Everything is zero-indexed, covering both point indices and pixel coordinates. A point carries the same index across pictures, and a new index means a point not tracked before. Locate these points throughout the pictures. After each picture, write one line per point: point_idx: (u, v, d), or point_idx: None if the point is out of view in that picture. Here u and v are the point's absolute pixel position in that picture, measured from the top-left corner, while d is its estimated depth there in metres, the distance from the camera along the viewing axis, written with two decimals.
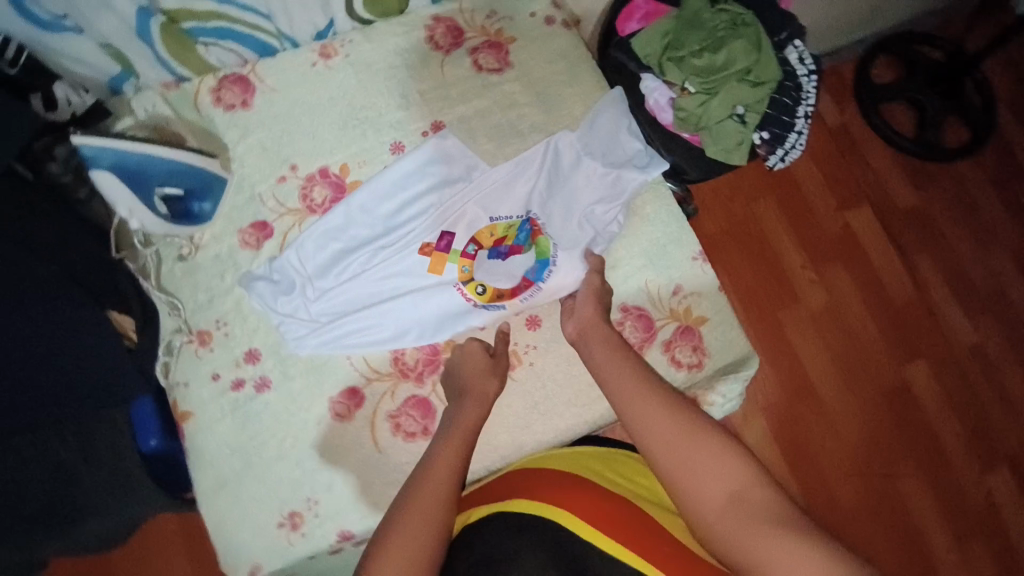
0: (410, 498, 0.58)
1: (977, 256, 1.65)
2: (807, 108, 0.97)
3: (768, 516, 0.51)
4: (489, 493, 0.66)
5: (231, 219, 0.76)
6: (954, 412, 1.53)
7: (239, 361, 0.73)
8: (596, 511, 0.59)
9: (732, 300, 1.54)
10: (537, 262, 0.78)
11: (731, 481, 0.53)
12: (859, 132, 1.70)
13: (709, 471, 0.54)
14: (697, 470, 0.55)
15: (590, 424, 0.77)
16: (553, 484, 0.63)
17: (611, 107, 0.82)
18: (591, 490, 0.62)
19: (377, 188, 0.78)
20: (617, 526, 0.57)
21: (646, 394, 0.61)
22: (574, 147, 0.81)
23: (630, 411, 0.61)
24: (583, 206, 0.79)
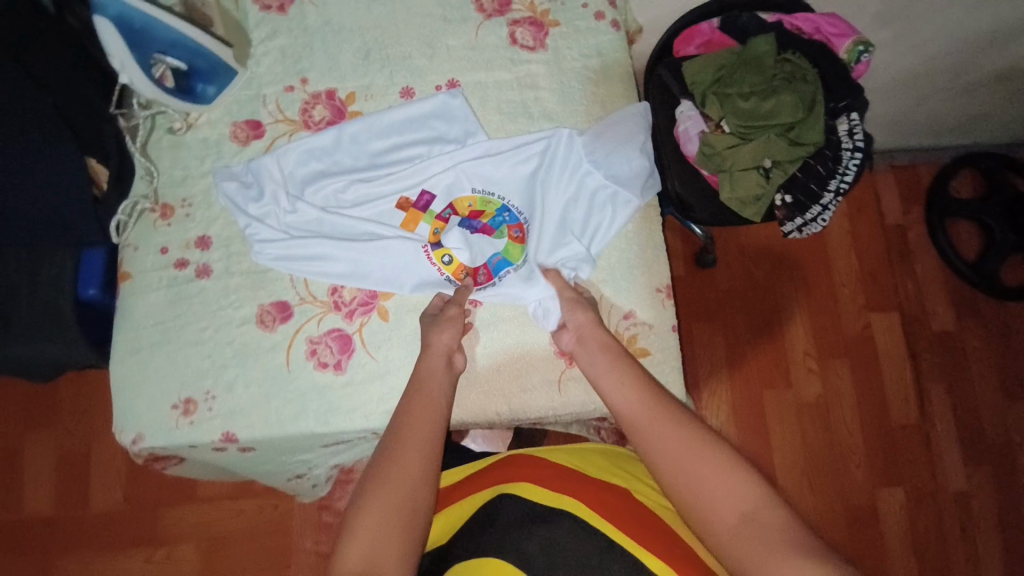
0: (405, 432, 0.60)
1: (998, 404, 1.53)
2: (841, 184, 0.90)
3: (785, 538, 0.49)
4: (495, 467, 0.67)
5: (231, 111, 0.78)
6: (916, 553, 1.42)
7: (190, 243, 0.75)
8: (599, 500, 0.59)
9: (720, 363, 1.48)
10: (501, 255, 0.77)
11: (744, 501, 0.52)
12: (915, 238, 1.60)
13: (719, 488, 0.53)
14: (704, 485, 0.54)
15: (503, 414, 0.74)
16: (555, 473, 0.64)
17: (629, 122, 0.78)
18: (592, 485, 0.62)
19: (373, 125, 0.78)
20: (623, 516, 0.58)
21: (655, 401, 0.61)
22: (577, 151, 0.78)
23: (634, 424, 0.60)
24: (566, 207, 0.77)
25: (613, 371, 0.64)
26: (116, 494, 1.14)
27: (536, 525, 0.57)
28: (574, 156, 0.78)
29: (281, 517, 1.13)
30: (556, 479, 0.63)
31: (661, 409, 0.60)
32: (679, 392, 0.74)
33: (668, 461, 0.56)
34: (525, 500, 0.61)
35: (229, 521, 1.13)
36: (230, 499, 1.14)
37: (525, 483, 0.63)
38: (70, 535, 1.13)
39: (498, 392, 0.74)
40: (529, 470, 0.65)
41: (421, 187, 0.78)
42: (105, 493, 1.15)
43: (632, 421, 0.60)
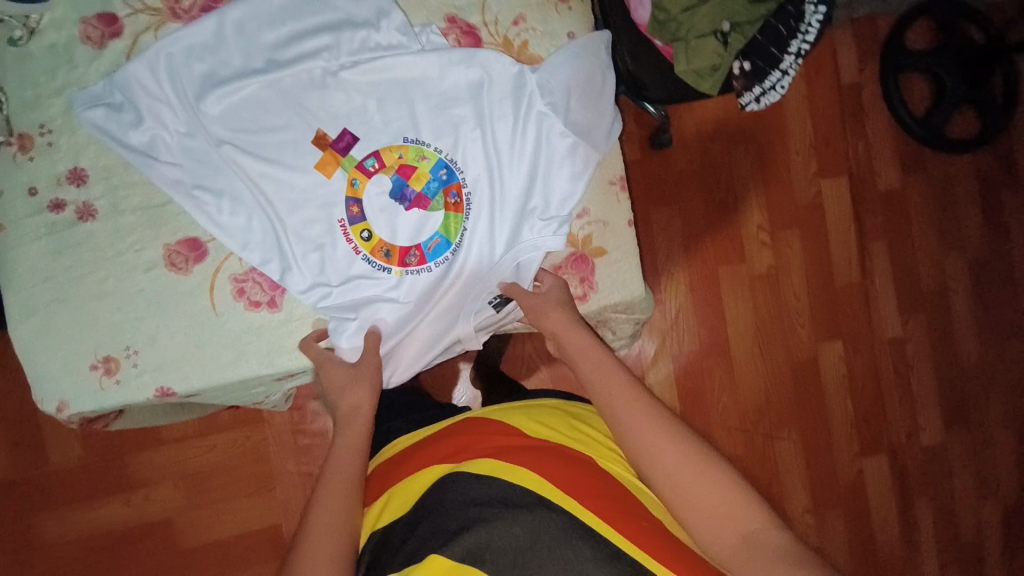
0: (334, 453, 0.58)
1: (934, 255, 1.62)
2: (802, 46, 0.83)
3: (776, 546, 0.49)
4: (451, 449, 0.62)
5: (73, 2, 0.62)
6: (852, 398, 1.57)
7: (61, 180, 0.63)
8: (562, 477, 0.56)
9: (678, 246, 1.49)
10: (438, 235, 0.67)
11: (743, 522, 0.51)
12: (868, 99, 1.57)
13: (718, 507, 0.52)
14: (697, 498, 0.52)
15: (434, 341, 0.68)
16: (510, 445, 0.60)
17: (580, 46, 0.67)
18: (556, 456, 0.59)
19: (261, 9, 0.63)
20: (590, 495, 0.55)
21: (647, 410, 0.57)
22: (525, 89, 0.67)
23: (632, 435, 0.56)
24: (505, 128, 0.67)
25: (597, 368, 0.60)
26: (75, 449, 1.10)
27: (499, 516, 0.53)
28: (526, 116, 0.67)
29: (257, 447, 1.13)
30: (518, 453, 0.59)
31: (648, 412, 0.57)
32: (637, 289, 0.72)
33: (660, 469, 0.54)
34: (484, 477, 0.57)
35: (202, 458, 1.12)
36: (201, 437, 1.12)
37: (481, 459, 0.58)
38: (35, 495, 1.10)
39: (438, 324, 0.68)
40: (484, 443, 0.61)
41: (337, 113, 0.65)
42: (64, 450, 1.10)
43: (621, 430, 0.56)
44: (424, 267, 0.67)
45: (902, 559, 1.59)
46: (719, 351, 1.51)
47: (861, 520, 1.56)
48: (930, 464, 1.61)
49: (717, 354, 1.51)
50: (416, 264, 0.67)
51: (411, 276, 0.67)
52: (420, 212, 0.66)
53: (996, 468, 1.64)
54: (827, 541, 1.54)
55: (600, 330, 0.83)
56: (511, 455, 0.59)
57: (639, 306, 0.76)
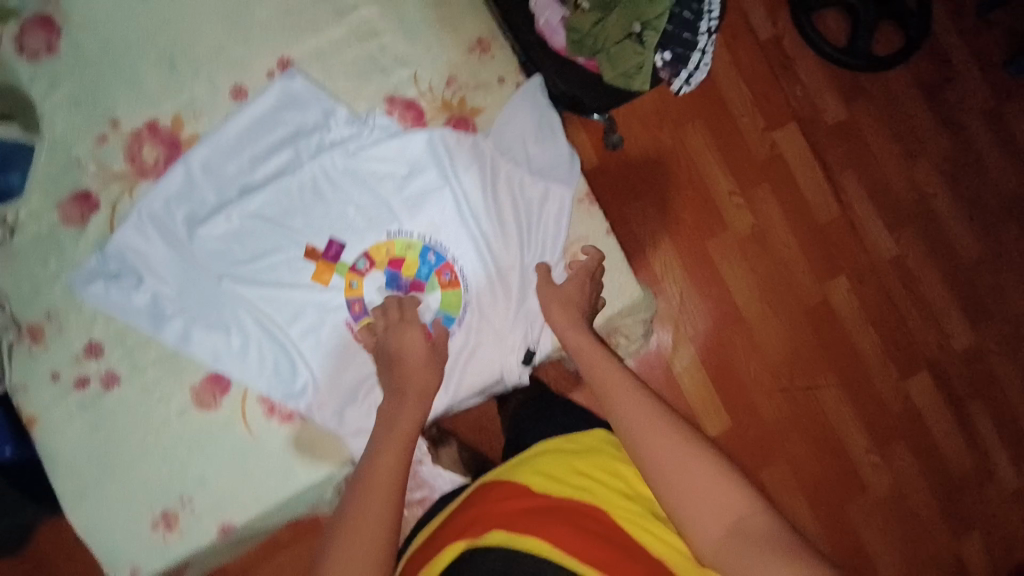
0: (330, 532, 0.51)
1: (903, 168, 1.66)
2: (710, 23, 0.89)
3: (766, 537, 0.49)
4: (457, 530, 0.58)
5: (48, 191, 0.66)
6: (874, 326, 1.58)
7: (79, 357, 0.65)
8: (580, 538, 0.52)
9: (663, 235, 1.53)
10: (442, 312, 0.71)
11: (728, 512, 0.51)
12: (790, 45, 1.65)
13: (709, 497, 0.51)
14: (686, 484, 0.52)
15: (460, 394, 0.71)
16: (520, 509, 0.57)
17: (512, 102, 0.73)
18: (565, 514, 0.55)
19: (219, 144, 0.67)
20: (605, 551, 0.51)
21: (649, 405, 0.57)
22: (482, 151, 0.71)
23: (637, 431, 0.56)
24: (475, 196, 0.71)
25: (595, 373, 0.61)
26: None
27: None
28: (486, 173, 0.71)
29: None
30: (527, 519, 0.55)
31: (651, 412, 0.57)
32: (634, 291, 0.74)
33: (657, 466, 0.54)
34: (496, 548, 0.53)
35: None
36: None
37: (491, 531, 0.55)
38: None
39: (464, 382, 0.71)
40: (494, 512, 0.57)
41: (317, 221, 0.69)
42: None
43: (625, 428, 0.57)
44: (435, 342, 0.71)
45: (976, 467, 1.58)
46: (734, 320, 1.53)
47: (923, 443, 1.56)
48: (971, 366, 1.61)
49: (734, 325, 1.53)
50: None
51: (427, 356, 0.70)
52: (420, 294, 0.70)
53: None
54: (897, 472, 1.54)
55: (615, 337, 0.84)
56: (520, 521, 0.55)
57: (641, 305, 0.78)
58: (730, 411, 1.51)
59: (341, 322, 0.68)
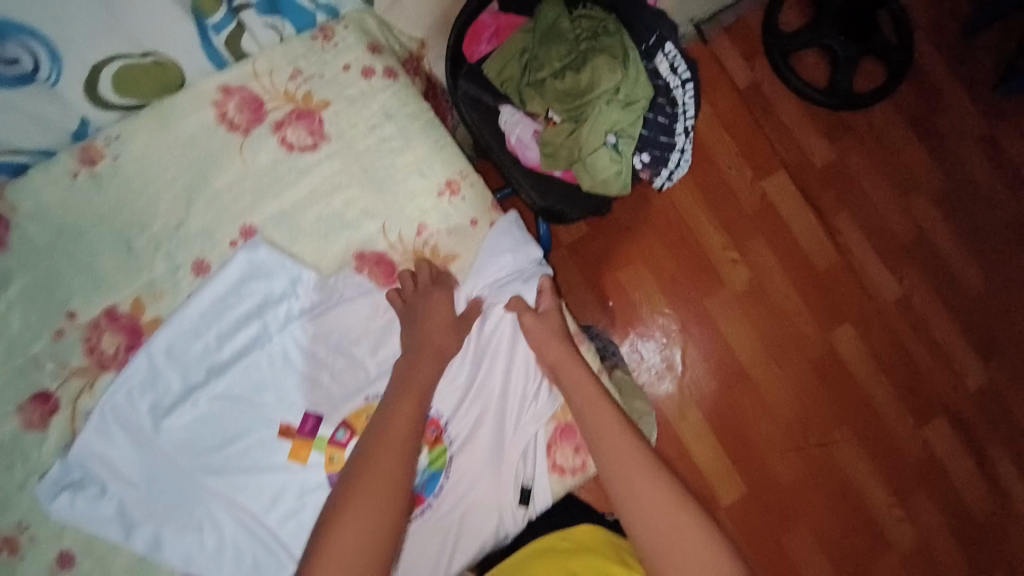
0: None
1: (898, 205, 1.62)
2: (687, 124, 0.85)
3: None
4: None
5: (6, 395, 0.62)
6: (885, 372, 1.53)
7: (53, 569, 0.61)
8: None
9: (659, 297, 1.49)
10: (430, 471, 0.68)
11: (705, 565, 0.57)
12: (770, 90, 1.63)
13: (688, 550, 0.57)
14: (672, 535, 0.58)
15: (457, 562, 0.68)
16: None
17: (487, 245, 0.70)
18: None
19: (180, 327, 0.65)
20: None
21: (640, 460, 0.62)
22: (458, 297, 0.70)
23: (626, 485, 0.61)
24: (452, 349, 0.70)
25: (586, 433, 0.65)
26: None
27: None
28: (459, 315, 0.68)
29: None
30: None
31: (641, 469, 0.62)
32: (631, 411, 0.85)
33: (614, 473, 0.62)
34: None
35: None
36: None
37: None
38: None
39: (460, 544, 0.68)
40: None
41: (292, 397, 0.66)
42: None
43: (606, 469, 0.63)
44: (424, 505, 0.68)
45: (1007, 511, 1.51)
46: (740, 379, 1.48)
47: (948, 492, 1.49)
48: (990, 405, 1.55)
49: (741, 384, 1.48)
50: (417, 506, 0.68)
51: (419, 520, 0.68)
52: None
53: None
54: (924, 525, 1.47)
55: None
56: None
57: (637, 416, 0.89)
58: (745, 476, 1.44)
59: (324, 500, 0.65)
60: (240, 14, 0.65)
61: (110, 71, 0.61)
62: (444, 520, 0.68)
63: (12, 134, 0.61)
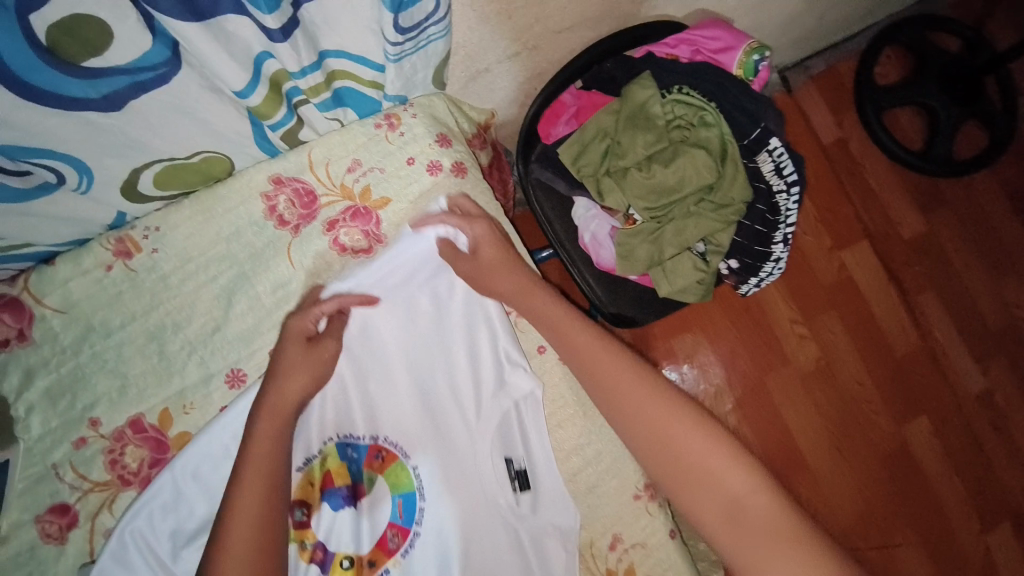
0: None
1: (991, 288, 1.46)
2: (788, 232, 0.74)
3: (770, 516, 0.49)
4: None
5: (23, 506, 0.57)
6: (957, 472, 1.39)
7: None
8: None
9: (714, 369, 1.37)
10: (396, 496, 0.61)
11: (732, 492, 0.50)
12: (858, 148, 1.49)
13: (711, 477, 0.51)
14: (692, 462, 0.52)
15: None
16: None
17: (559, 376, 0.65)
18: None
19: (208, 447, 0.58)
20: None
21: (642, 381, 0.55)
22: (381, 316, 0.62)
23: (630, 407, 0.55)
24: (387, 362, 0.62)
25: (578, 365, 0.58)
26: None
27: None
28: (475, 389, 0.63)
29: None
30: None
31: (647, 387, 0.55)
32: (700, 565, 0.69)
33: (652, 433, 0.53)
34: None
35: None
36: None
37: None
38: None
39: None
40: None
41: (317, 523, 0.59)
42: None
43: (605, 401, 0.56)
44: (408, 538, 0.60)
45: None
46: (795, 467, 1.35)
47: None
48: None
49: (797, 473, 1.35)
50: (399, 539, 0.60)
51: (408, 553, 0.60)
52: (367, 499, 0.61)
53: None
54: None
55: None
56: None
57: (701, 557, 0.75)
58: None
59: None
60: (301, 109, 0.57)
61: (150, 173, 0.54)
62: (438, 546, 0.61)
63: (37, 233, 0.55)
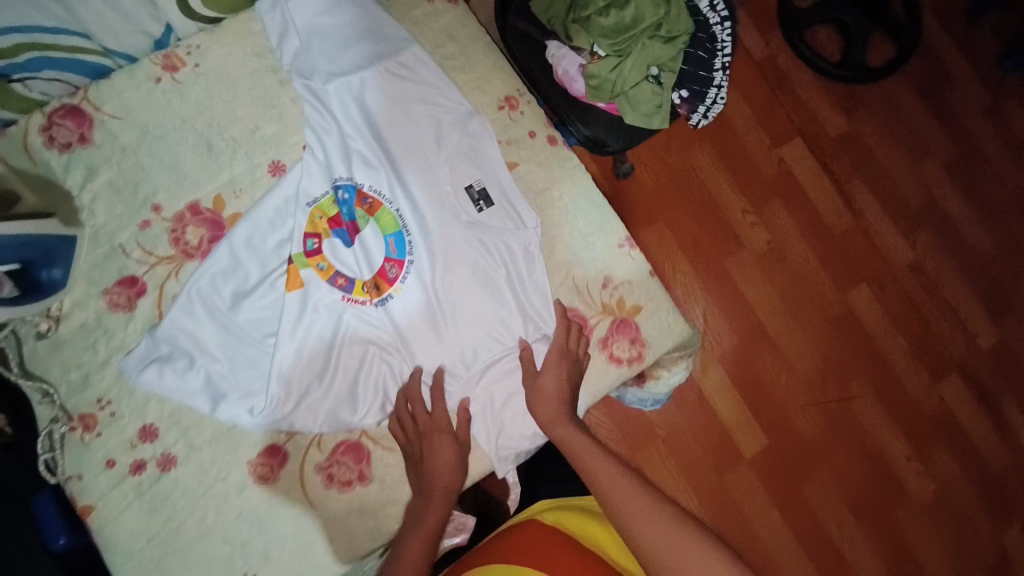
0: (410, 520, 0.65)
1: (909, 172, 1.58)
2: (724, 59, 0.92)
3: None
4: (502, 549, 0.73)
5: (92, 280, 0.66)
6: (900, 330, 1.51)
7: (134, 441, 0.65)
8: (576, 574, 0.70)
9: (679, 257, 1.47)
10: (390, 236, 0.71)
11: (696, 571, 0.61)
12: (785, 63, 1.59)
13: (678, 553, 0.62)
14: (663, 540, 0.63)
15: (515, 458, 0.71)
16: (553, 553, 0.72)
17: (545, 156, 0.76)
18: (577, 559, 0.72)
19: (258, 221, 0.68)
20: None
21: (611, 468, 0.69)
22: (350, 87, 0.71)
23: (608, 489, 0.67)
24: (341, 128, 0.72)
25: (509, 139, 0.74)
26: None
27: None
28: (446, 148, 0.72)
29: None
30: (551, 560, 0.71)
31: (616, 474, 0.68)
32: (683, 327, 0.75)
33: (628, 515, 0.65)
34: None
35: None
36: None
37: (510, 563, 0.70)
38: None
39: (474, 312, 0.71)
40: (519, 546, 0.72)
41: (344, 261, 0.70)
42: None
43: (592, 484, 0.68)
44: (404, 267, 0.71)
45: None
46: (752, 347, 1.45)
47: (964, 442, 1.49)
48: (999, 359, 1.54)
49: (751, 352, 1.45)
50: (397, 269, 0.71)
51: (404, 281, 0.70)
52: (368, 236, 0.71)
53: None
54: (942, 479, 1.47)
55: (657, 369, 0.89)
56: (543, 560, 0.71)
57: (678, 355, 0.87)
58: (768, 431, 1.43)
59: (337, 300, 0.69)
60: None
61: None
62: (431, 274, 0.71)
63: (108, 33, 0.64)
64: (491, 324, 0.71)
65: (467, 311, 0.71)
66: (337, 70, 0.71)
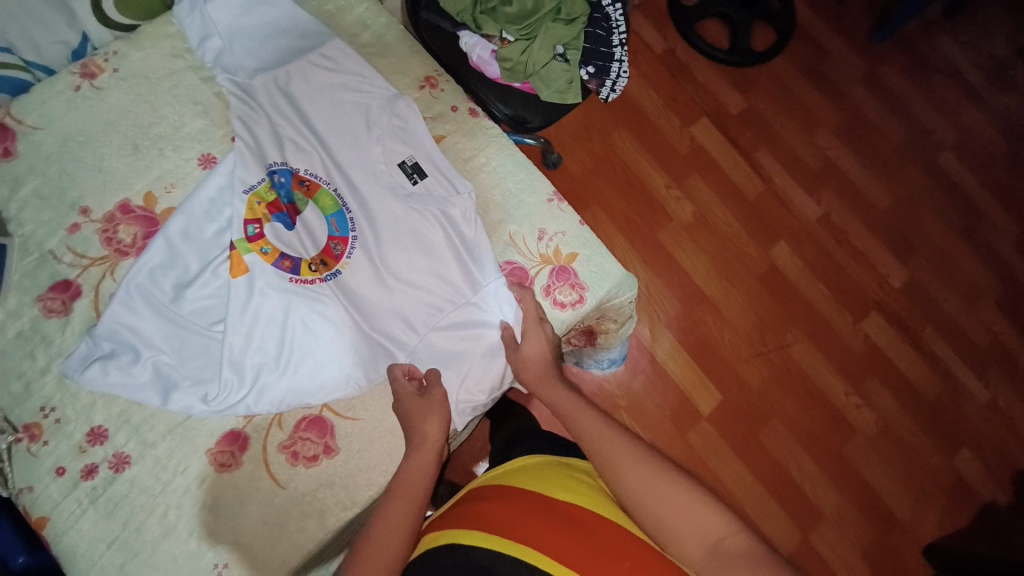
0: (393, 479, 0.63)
1: (803, 138, 1.63)
2: (621, 36, 1.01)
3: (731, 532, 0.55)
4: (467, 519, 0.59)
5: (24, 289, 0.65)
6: (820, 278, 1.52)
7: (83, 446, 0.63)
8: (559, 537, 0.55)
9: (616, 235, 1.51)
10: (331, 215, 0.73)
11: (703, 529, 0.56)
12: (684, 54, 1.67)
13: (680, 507, 0.57)
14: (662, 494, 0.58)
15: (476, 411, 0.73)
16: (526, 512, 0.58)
17: (469, 127, 0.81)
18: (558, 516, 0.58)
19: (192, 212, 0.69)
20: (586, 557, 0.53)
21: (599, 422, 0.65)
22: (276, 79, 0.74)
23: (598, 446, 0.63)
24: (271, 118, 0.74)
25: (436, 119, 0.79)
26: None
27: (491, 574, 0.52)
28: (375, 127, 0.75)
29: None
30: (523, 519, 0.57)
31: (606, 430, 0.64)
32: (618, 269, 0.79)
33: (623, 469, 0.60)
34: (465, 548, 0.55)
35: None
36: None
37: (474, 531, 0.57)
38: None
39: (422, 276, 0.73)
40: (485, 512, 0.59)
41: (287, 242, 0.71)
42: None
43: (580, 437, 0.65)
44: (349, 243, 0.72)
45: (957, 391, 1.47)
46: (693, 317, 1.46)
47: (904, 384, 1.45)
48: (914, 297, 1.52)
49: (689, 324, 1.45)
50: (342, 245, 0.72)
51: (350, 256, 0.72)
52: (308, 216, 0.72)
53: (991, 301, 1.54)
54: (895, 424, 1.42)
55: (604, 322, 0.90)
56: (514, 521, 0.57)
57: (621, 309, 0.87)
58: (717, 388, 1.41)
59: (286, 281, 0.70)
60: None
61: None
62: (376, 245, 0.73)
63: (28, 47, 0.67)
64: (440, 285, 0.73)
65: (411, 278, 0.73)
66: (261, 65, 0.74)
